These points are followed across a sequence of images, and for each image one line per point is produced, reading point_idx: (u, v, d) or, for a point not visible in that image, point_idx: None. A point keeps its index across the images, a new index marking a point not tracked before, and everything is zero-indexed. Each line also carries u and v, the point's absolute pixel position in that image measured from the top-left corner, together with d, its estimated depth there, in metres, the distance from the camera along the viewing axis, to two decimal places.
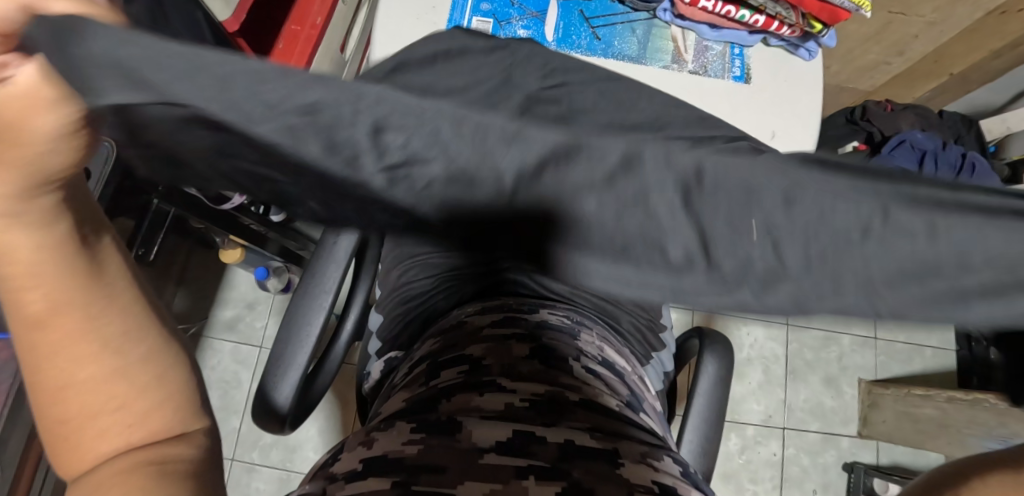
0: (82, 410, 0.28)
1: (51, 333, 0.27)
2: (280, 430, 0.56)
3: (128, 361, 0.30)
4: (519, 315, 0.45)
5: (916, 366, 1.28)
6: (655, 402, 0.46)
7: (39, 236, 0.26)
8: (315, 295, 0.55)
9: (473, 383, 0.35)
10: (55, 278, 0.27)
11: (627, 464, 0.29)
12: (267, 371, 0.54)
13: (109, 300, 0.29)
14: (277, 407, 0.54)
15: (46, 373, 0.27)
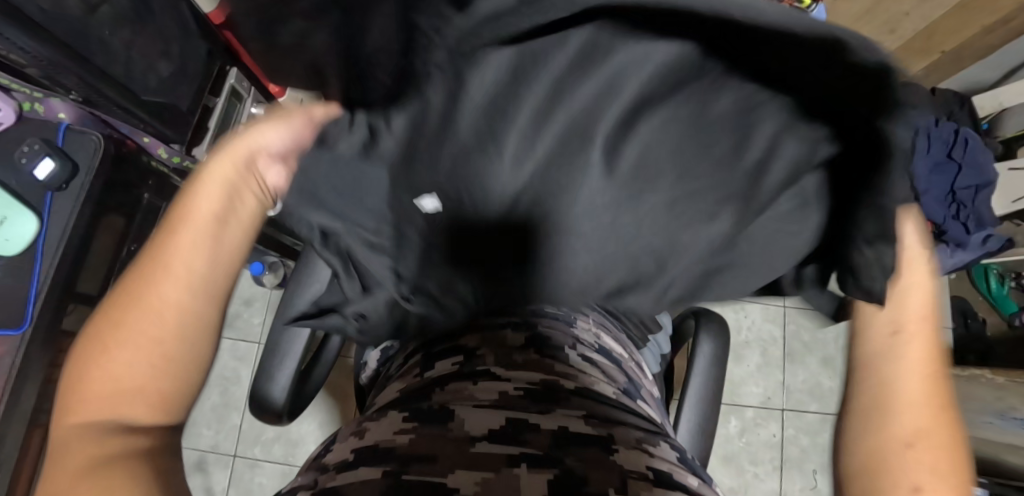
0: (139, 330, 0.33)
1: (179, 260, 0.35)
2: (278, 422, 0.56)
3: (184, 354, 0.34)
4: (514, 304, 0.44)
5: None
6: (652, 388, 0.45)
7: (195, 244, 0.35)
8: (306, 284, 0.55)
9: (467, 373, 0.35)
10: (188, 272, 0.35)
11: (621, 450, 0.28)
12: (263, 362, 0.55)
13: (219, 285, 0.36)
14: (273, 398, 0.54)
15: (137, 328, 0.33)
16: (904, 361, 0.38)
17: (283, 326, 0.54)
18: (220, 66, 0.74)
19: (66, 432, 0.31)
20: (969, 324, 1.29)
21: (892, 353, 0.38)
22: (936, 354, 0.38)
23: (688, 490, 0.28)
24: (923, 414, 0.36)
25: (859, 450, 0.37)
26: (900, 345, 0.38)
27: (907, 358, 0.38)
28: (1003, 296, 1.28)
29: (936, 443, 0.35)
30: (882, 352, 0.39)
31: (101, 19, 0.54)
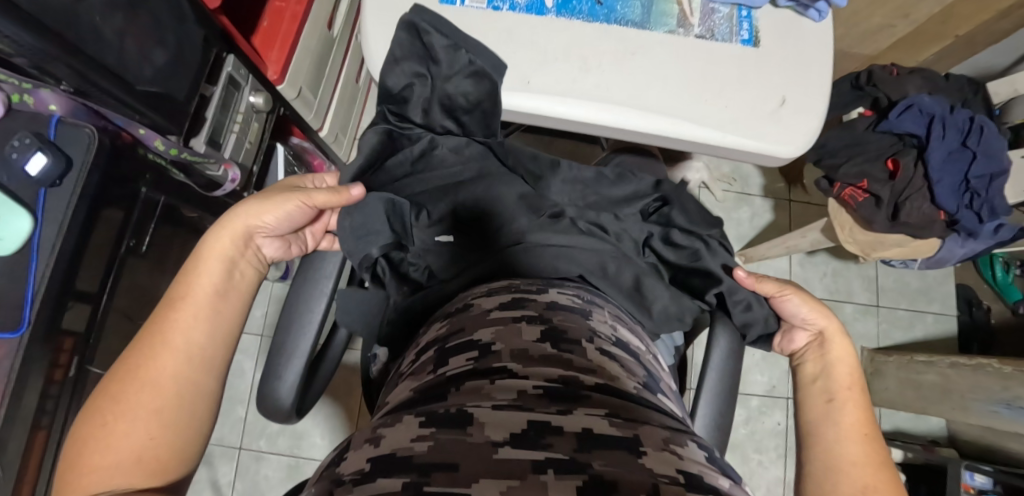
0: (140, 401, 0.41)
1: (177, 337, 0.44)
2: (288, 418, 0.55)
3: (185, 408, 0.43)
4: (528, 296, 0.43)
5: (917, 332, 1.30)
6: (670, 382, 0.44)
7: (195, 317, 0.45)
8: (315, 280, 0.55)
9: (483, 371, 0.34)
10: (190, 340, 0.44)
11: (648, 452, 0.28)
12: (270, 359, 0.54)
13: (213, 357, 0.46)
14: (283, 394, 0.53)
15: (149, 386, 0.42)
16: (843, 429, 0.46)
17: (302, 317, 0.54)
18: (216, 52, 0.70)
19: (83, 475, 0.39)
20: (974, 312, 1.29)
21: (831, 420, 0.47)
22: (868, 411, 0.47)
23: (720, 492, 0.27)
24: (870, 476, 0.43)
25: None
26: (833, 410, 0.47)
27: (844, 423, 0.46)
28: (1007, 283, 1.26)
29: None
30: (821, 416, 0.48)
31: (91, 5, 0.51)
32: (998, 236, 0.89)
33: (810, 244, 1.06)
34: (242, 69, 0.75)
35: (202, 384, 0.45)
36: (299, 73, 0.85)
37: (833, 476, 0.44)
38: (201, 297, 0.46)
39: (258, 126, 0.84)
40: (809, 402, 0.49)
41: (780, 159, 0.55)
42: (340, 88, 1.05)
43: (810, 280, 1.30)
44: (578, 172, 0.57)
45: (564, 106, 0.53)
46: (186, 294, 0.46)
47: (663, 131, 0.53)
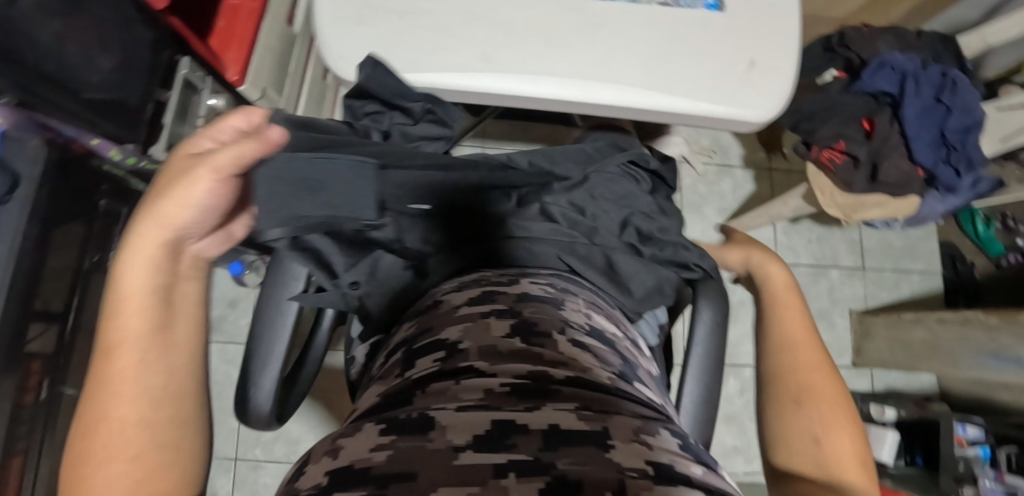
0: (108, 446, 0.35)
1: (126, 362, 0.37)
2: (268, 425, 0.53)
3: (167, 437, 0.38)
4: (498, 289, 0.42)
5: (904, 291, 1.32)
6: (651, 365, 0.43)
7: (140, 336, 0.38)
8: (285, 282, 0.52)
9: (450, 372, 0.33)
10: (140, 362, 0.37)
11: (618, 446, 0.27)
12: (244, 367, 0.51)
13: (181, 383, 0.39)
14: (261, 401, 0.51)
15: (110, 428, 0.35)
16: (784, 343, 0.50)
17: (272, 319, 0.51)
18: (169, 55, 0.67)
19: None
20: (958, 268, 1.31)
21: (774, 338, 0.51)
22: (807, 324, 0.51)
23: (691, 482, 0.26)
24: (811, 377, 0.47)
25: (776, 428, 0.46)
26: (775, 329, 0.51)
27: (785, 337, 0.50)
28: (988, 237, 1.25)
29: (821, 399, 0.46)
30: (766, 338, 0.51)
31: (21, 10, 0.48)
32: (976, 189, 0.89)
33: (793, 211, 1.06)
34: (198, 71, 0.71)
35: (181, 419, 0.39)
36: (261, 73, 0.82)
37: (778, 385, 0.48)
38: (142, 310, 0.38)
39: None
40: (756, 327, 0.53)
41: (753, 123, 0.54)
42: (307, 86, 1.02)
43: (796, 247, 1.30)
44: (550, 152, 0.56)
45: (530, 84, 0.50)
46: (119, 315, 0.38)
47: (634, 103, 0.51)
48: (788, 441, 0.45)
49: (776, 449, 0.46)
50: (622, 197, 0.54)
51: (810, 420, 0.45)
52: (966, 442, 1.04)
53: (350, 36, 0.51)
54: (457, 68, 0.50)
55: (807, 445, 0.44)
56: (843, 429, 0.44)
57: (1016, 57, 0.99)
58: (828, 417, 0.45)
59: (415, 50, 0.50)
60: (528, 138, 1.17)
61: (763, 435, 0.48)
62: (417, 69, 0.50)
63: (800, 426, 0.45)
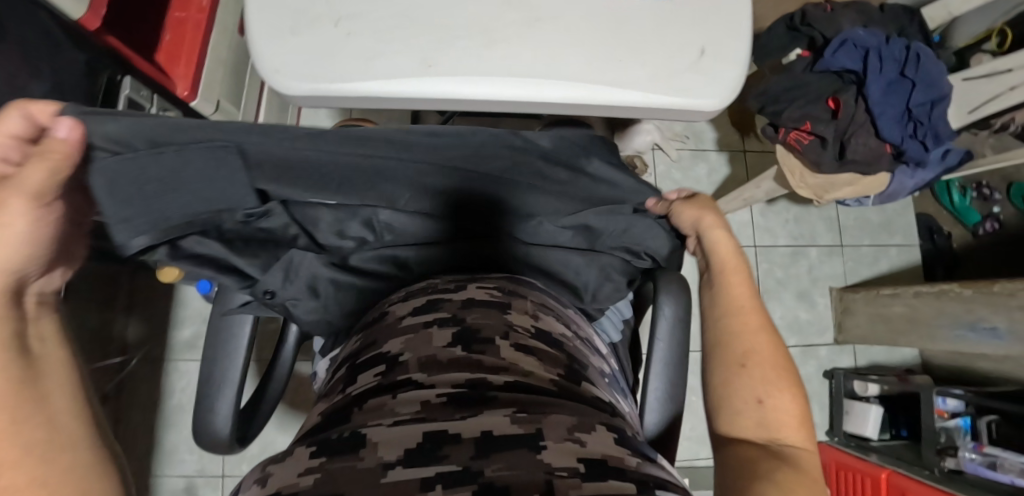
0: None
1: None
2: (229, 449, 0.52)
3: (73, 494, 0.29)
4: (444, 296, 0.41)
5: (883, 266, 1.32)
6: (605, 364, 0.42)
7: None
8: (235, 304, 0.50)
9: (386, 387, 0.31)
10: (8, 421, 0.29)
11: (549, 445, 0.26)
12: (199, 393, 0.50)
13: (71, 434, 0.31)
14: (218, 427, 0.50)
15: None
16: (726, 307, 0.47)
17: (225, 342, 0.50)
18: (109, 76, 0.64)
19: None
20: (936, 240, 1.31)
21: (717, 304, 0.48)
22: (750, 285, 0.48)
23: (624, 475, 0.25)
24: (753, 339, 0.45)
25: (716, 391, 0.44)
26: (718, 292, 0.48)
27: (726, 299, 0.48)
28: (965, 207, 1.26)
29: (763, 358, 0.44)
30: (710, 302, 0.49)
31: None
32: (946, 162, 0.89)
33: (765, 194, 1.05)
34: (143, 90, 0.67)
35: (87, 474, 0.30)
36: (213, 84, 0.80)
37: (722, 348, 0.46)
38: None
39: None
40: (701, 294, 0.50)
41: (705, 112, 0.52)
42: (267, 91, 0.99)
43: (774, 229, 1.30)
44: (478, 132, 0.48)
45: (473, 85, 0.49)
46: None
47: (581, 99, 0.50)
48: (727, 402, 0.43)
49: (718, 411, 0.43)
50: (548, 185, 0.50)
51: (750, 377, 0.43)
52: (946, 413, 1.04)
53: (284, 47, 0.49)
54: (397, 73, 0.49)
55: (749, 406, 0.42)
56: (782, 388, 0.42)
57: (985, 25, 0.99)
58: (770, 378, 0.43)
59: (352, 57, 0.49)
60: None
61: (707, 399, 0.45)
62: (354, 77, 0.48)
63: (738, 387, 0.43)
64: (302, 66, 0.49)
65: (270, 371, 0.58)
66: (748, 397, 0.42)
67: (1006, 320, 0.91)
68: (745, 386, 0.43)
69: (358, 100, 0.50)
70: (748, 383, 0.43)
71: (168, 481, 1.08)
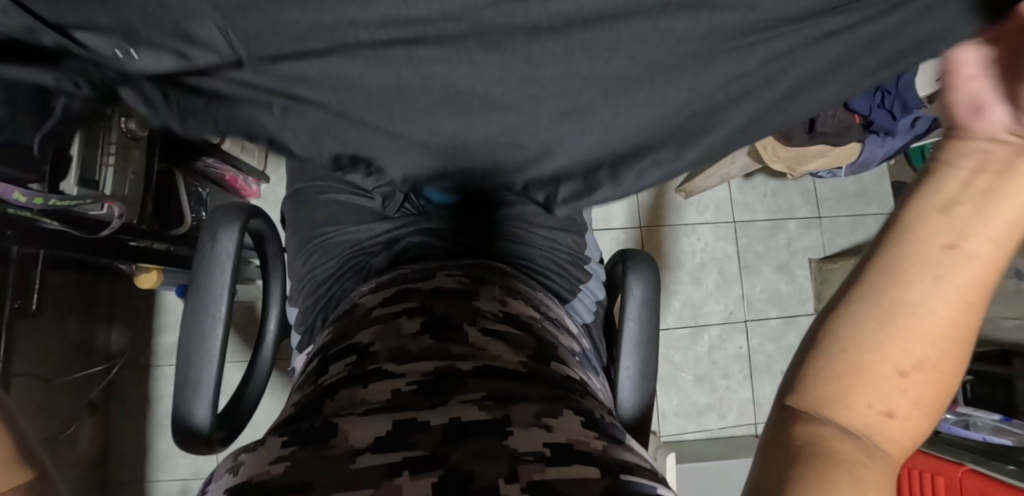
0: None
1: None
2: (210, 450, 0.52)
3: None
4: (413, 285, 0.41)
5: (860, 235, 1.35)
6: (576, 343, 0.43)
7: None
8: (204, 305, 0.50)
9: (357, 376, 0.32)
10: None
11: (516, 431, 0.27)
12: (175, 396, 0.50)
13: None
14: (197, 428, 0.50)
15: None
16: (948, 282, 0.28)
17: (196, 346, 0.50)
18: None
19: None
20: None
21: (947, 270, 0.28)
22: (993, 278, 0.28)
23: (589, 458, 0.26)
24: (946, 345, 0.28)
25: (838, 361, 0.29)
26: (951, 257, 0.28)
27: (955, 276, 0.28)
28: None
29: (929, 379, 0.28)
30: (917, 255, 0.29)
31: None
32: (915, 130, 0.89)
33: (740, 169, 1.07)
34: None
35: None
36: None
37: (901, 333, 0.28)
38: None
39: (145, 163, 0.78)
40: (908, 228, 0.30)
41: None
42: None
43: (752, 204, 1.31)
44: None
45: None
46: None
47: None
48: (847, 386, 0.28)
49: (826, 386, 0.29)
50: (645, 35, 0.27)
51: (904, 384, 0.28)
52: None
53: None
54: None
55: (872, 415, 0.28)
56: (920, 421, 0.28)
57: None
58: (921, 403, 0.28)
59: None
60: None
61: (822, 356, 0.29)
62: None
63: (873, 378, 0.28)
64: None
65: (249, 371, 0.58)
66: (877, 400, 0.28)
67: None
68: (889, 390, 0.28)
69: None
70: (898, 391, 0.28)
71: (163, 486, 1.08)
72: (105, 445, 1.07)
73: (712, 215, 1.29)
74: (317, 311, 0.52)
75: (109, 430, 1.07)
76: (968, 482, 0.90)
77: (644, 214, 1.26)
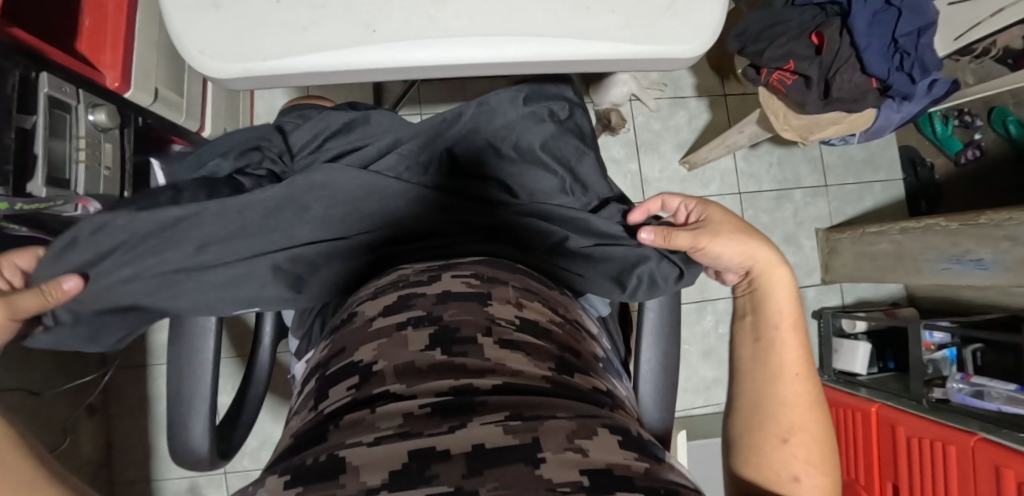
0: None
1: None
2: (211, 464, 0.50)
3: None
4: (417, 289, 0.36)
5: (867, 202, 1.32)
6: (598, 347, 0.39)
7: None
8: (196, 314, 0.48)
9: (363, 401, 0.28)
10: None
11: (548, 457, 0.23)
12: (169, 412, 0.48)
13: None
14: (196, 445, 0.48)
15: None
16: (776, 372, 0.45)
17: (191, 357, 0.48)
18: (20, 74, 0.54)
19: None
20: (919, 172, 1.30)
21: (767, 361, 0.45)
22: (806, 351, 0.45)
23: (632, 484, 0.23)
24: (796, 411, 0.43)
25: (743, 446, 0.45)
26: (764, 350, 0.45)
27: (773, 362, 0.45)
28: (947, 136, 1.24)
29: (805, 438, 0.43)
30: (753, 356, 0.46)
31: None
32: (932, 93, 0.85)
33: (749, 138, 1.03)
34: (64, 85, 0.59)
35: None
36: (147, 73, 0.71)
37: (766, 415, 0.44)
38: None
39: (112, 148, 0.68)
40: (740, 343, 0.47)
41: (699, 34, 0.46)
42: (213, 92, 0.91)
43: (758, 173, 1.28)
44: (489, 114, 0.53)
45: (422, 50, 0.43)
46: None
47: (547, 55, 0.44)
48: (757, 459, 0.44)
49: (746, 466, 0.44)
50: (522, 127, 0.53)
51: (793, 446, 0.43)
52: (934, 345, 1.06)
53: (205, 23, 0.42)
54: (339, 46, 0.42)
55: (784, 482, 0.42)
56: (819, 471, 0.42)
57: None
58: (808, 455, 0.43)
59: (280, 28, 0.42)
60: (468, 96, 1.10)
61: (733, 445, 0.45)
62: (290, 52, 0.42)
63: (773, 453, 0.43)
64: (227, 42, 0.42)
65: (249, 374, 0.56)
66: (782, 465, 0.43)
67: (992, 251, 0.91)
68: (787, 454, 0.43)
69: (292, 76, 0.43)
70: (791, 454, 0.43)
71: (169, 483, 1.07)
72: (109, 447, 1.05)
73: (717, 187, 1.26)
74: (316, 317, 0.47)
75: (112, 432, 1.05)
76: (980, 452, 0.88)
77: (648, 188, 1.22)
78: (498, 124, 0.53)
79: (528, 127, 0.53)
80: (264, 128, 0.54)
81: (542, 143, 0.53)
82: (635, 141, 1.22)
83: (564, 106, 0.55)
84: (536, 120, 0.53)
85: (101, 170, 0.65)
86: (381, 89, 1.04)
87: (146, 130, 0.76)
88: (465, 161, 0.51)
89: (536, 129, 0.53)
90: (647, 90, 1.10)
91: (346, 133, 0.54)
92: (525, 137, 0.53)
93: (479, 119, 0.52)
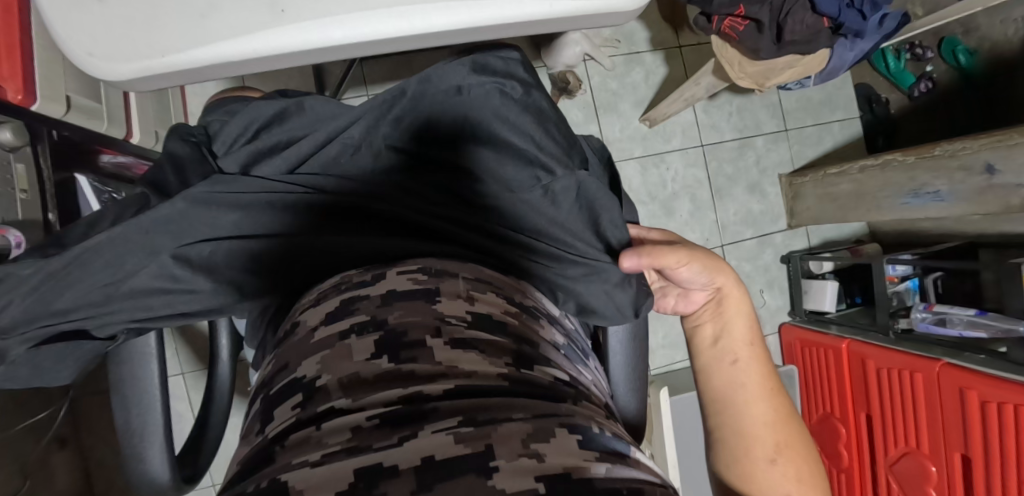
0: None
1: None
2: (178, 490, 0.48)
3: None
4: (360, 293, 0.34)
5: (827, 143, 1.33)
6: (557, 332, 0.38)
7: None
8: (139, 340, 0.45)
9: (307, 420, 0.26)
10: None
11: (503, 465, 0.22)
12: (122, 446, 0.45)
13: None
14: (156, 475, 0.46)
15: None
16: (752, 394, 0.46)
17: (138, 384, 0.45)
18: None
19: None
20: (875, 108, 1.31)
21: (741, 381, 0.47)
22: (770, 369, 0.47)
23: (592, 488, 0.22)
24: (778, 430, 0.46)
25: (733, 469, 0.46)
26: (740, 371, 0.47)
27: (751, 384, 0.46)
28: (900, 70, 1.25)
29: (791, 454, 0.45)
30: (728, 379, 0.47)
31: None
32: (884, 28, 0.84)
33: (706, 90, 1.02)
34: None
35: None
36: (54, 80, 0.65)
37: (750, 437, 0.46)
38: None
39: (25, 168, 0.63)
40: (710, 368, 0.48)
41: None
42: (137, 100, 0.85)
43: (719, 124, 1.27)
44: (438, 85, 0.45)
45: (338, 28, 0.39)
46: None
47: (478, 21, 0.41)
48: (750, 480, 0.45)
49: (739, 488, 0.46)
50: (480, 94, 0.46)
51: (782, 463, 0.45)
52: (897, 279, 1.10)
53: (90, 20, 0.37)
54: (244, 31, 0.38)
55: None
56: (809, 487, 0.45)
57: None
58: (797, 471, 0.45)
59: (178, 18, 0.37)
60: (415, 70, 1.05)
61: (723, 468, 0.47)
62: (192, 43, 0.37)
63: (766, 474, 0.45)
64: (121, 40, 0.37)
65: (209, 392, 0.53)
66: (775, 483, 0.45)
67: (948, 183, 0.92)
68: (777, 473, 0.45)
69: (200, 70, 0.39)
70: (782, 471, 0.45)
71: None
72: (87, 473, 1.02)
73: (680, 141, 1.25)
74: (264, 325, 0.42)
75: (87, 460, 1.03)
76: (945, 376, 0.92)
77: (610, 149, 1.21)
78: (449, 96, 0.45)
79: (482, 100, 0.46)
80: (184, 131, 0.48)
81: (502, 114, 0.46)
82: (593, 102, 1.19)
83: (516, 82, 0.46)
84: (496, 89, 0.46)
85: (15, 193, 0.61)
86: (323, 71, 0.99)
87: (63, 142, 0.70)
88: (432, 140, 0.46)
89: (496, 95, 0.46)
90: (600, 49, 1.07)
91: (279, 120, 0.50)
92: (488, 110, 0.46)
93: (427, 91, 0.45)
